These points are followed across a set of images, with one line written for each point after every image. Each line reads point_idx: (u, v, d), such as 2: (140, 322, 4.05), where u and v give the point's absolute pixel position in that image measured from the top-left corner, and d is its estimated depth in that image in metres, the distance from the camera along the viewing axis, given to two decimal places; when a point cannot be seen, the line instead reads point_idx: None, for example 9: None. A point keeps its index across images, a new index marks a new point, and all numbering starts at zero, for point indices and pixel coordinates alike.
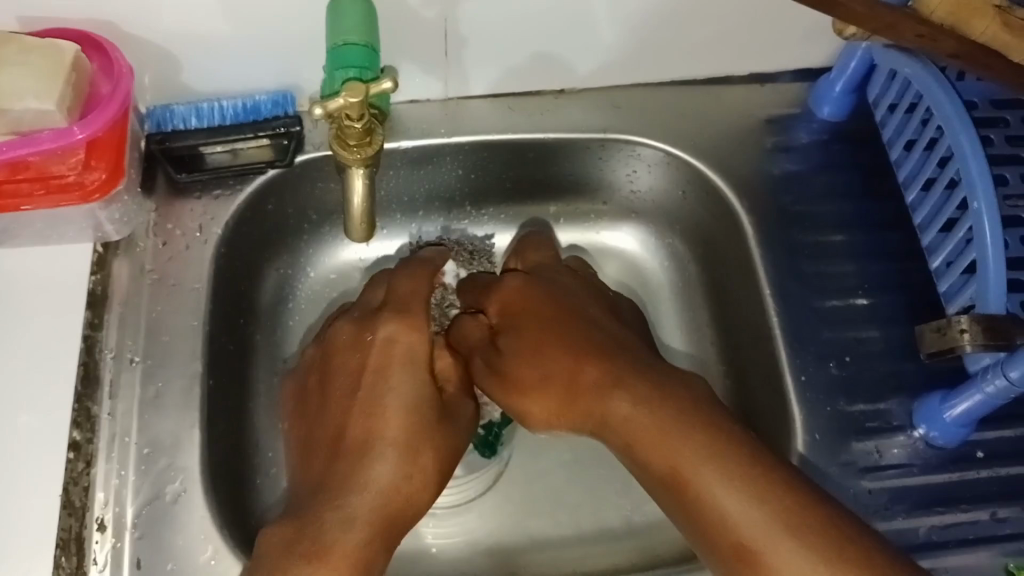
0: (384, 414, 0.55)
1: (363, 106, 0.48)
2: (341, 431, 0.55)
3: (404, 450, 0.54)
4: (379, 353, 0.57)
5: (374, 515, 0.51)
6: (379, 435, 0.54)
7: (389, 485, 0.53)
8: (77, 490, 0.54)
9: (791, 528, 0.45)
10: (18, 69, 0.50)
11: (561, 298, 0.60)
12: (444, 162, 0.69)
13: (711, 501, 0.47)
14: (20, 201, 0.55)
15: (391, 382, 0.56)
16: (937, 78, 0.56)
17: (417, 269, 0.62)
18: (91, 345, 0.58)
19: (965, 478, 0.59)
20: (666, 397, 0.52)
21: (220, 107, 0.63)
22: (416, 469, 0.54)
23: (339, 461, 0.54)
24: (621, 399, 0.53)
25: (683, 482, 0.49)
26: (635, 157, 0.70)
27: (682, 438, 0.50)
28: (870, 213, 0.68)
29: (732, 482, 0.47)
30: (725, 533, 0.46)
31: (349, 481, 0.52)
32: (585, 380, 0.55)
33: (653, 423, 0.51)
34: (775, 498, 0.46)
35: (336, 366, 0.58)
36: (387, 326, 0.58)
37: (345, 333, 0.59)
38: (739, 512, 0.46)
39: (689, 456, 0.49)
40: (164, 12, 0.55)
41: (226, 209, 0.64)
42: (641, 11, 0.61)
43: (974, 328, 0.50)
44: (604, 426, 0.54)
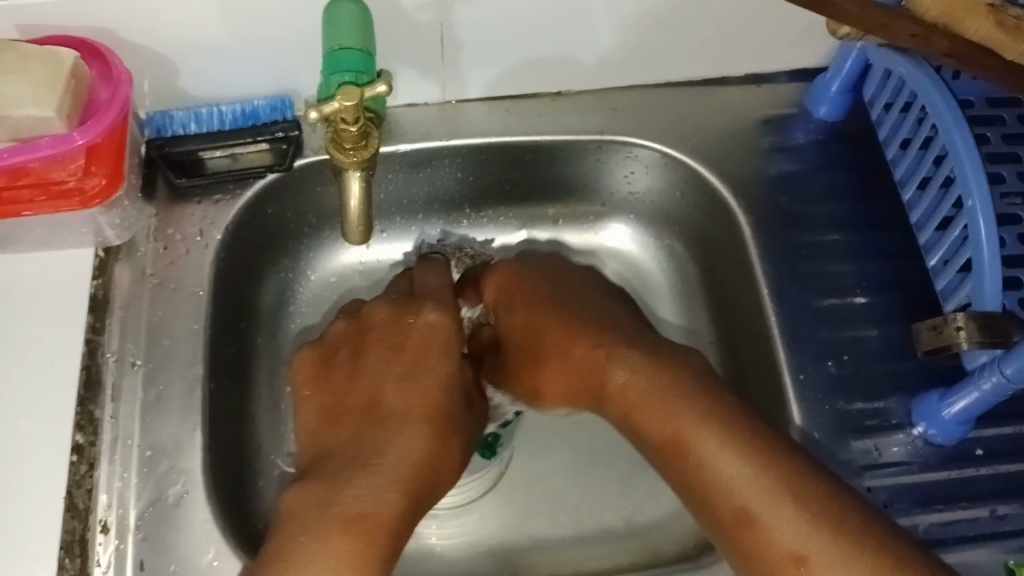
0: (416, 386, 0.56)
1: (358, 109, 0.49)
2: (375, 403, 0.56)
3: (434, 420, 0.55)
4: (422, 331, 0.59)
5: (403, 477, 0.52)
6: (416, 407, 0.55)
7: (417, 449, 0.53)
8: (81, 492, 0.55)
9: (793, 492, 0.48)
10: (17, 76, 0.50)
11: (559, 288, 0.65)
12: (442, 165, 0.69)
13: (716, 464, 0.50)
14: (21, 208, 0.55)
15: (431, 361, 0.58)
16: (931, 77, 0.56)
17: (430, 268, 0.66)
18: (93, 349, 0.58)
19: (964, 476, 0.59)
20: (666, 365, 0.56)
21: (219, 112, 0.63)
22: (444, 441, 0.55)
23: (366, 428, 0.55)
24: (620, 369, 0.57)
25: (685, 446, 0.52)
26: (632, 158, 0.70)
27: (686, 406, 0.53)
28: (868, 212, 0.68)
29: (740, 448, 0.50)
30: (731, 497, 0.49)
31: (377, 445, 0.53)
32: (579, 355, 0.59)
33: (648, 391, 0.55)
34: (781, 463, 0.49)
35: (366, 342, 0.60)
36: (432, 313, 0.60)
37: (382, 315, 0.61)
38: (744, 477, 0.49)
39: (698, 421, 0.52)
40: (163, 17, 0.55)
41: (226, 214, 0.65)
42: (637, 12, 0.61)
43: (970, 325, 0.51)
44: (603, 395, 0.58)
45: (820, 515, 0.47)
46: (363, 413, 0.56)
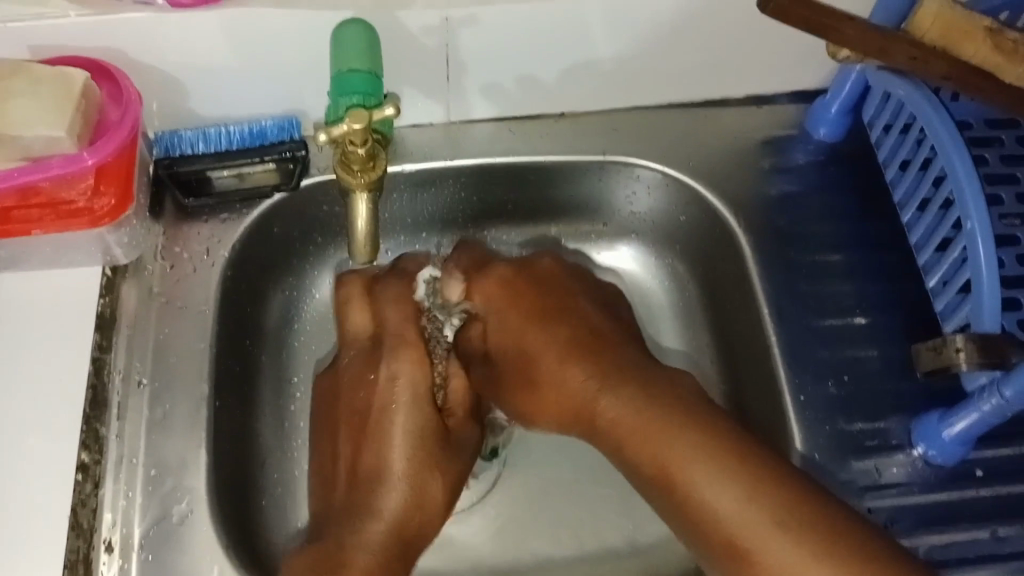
0: (392, 446, 0.58)
1: (367, 131, 0.50)
2: (354, 463, 0.59)
3: (414, 481, 0.58)
4: (382, 389, 0.60)
5: (392, 540, 0.55)
6: (387, 469, 0.58)
7: (402, 511, 0.57)
8: (85, 511, 0.55)
9: (777, 519, 0.47)
10: (29, 100, 0.51)
11: (552, 300, 0.63)
12: (445, 184, 0.70)
13: (699, 495, 0.49)
14: (30, 226, 0.56)
15: (396, 417, 0.59)
16: (931, 100, 0.57)
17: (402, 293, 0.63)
18: (100, 367, 0.59)
19: (964, 497, 0.59)
20: (658, 397, 0.54)
21: (226, 132, 0.64)
22: (425, 498, 0.58)
23: (355, 490, 0.57)
24: (608, 403, 0.56)
25: (675, 479, 0.51)
26: (634, 179, 0.71)
27: (676, 438, 0.52)
28: (867, 233, 0.69)
29: (721, 476, 0.49)
30: (718, 531, 0.48)
31: (365, 508, 0.56)
32: (570, 383, 0.58)
33: (642, 421, 0.53)
34: (769, 493, 0.48)
35: (342, 402, 0.61)
36: (386, 361, 0.60)
37: (352, 371, 0.62)
38: (732, 509, 0.48)
39: (681, 454, 0.51)
40: (172, 40, 0.56)
41: (234, 231, 0.66)
42: (639, 36, 0.62)
43: (969, 346, 0.51)
44: (592, 429, 0.57)
45: (813, 545, 0.46)
46: (350, 475, 0.58)
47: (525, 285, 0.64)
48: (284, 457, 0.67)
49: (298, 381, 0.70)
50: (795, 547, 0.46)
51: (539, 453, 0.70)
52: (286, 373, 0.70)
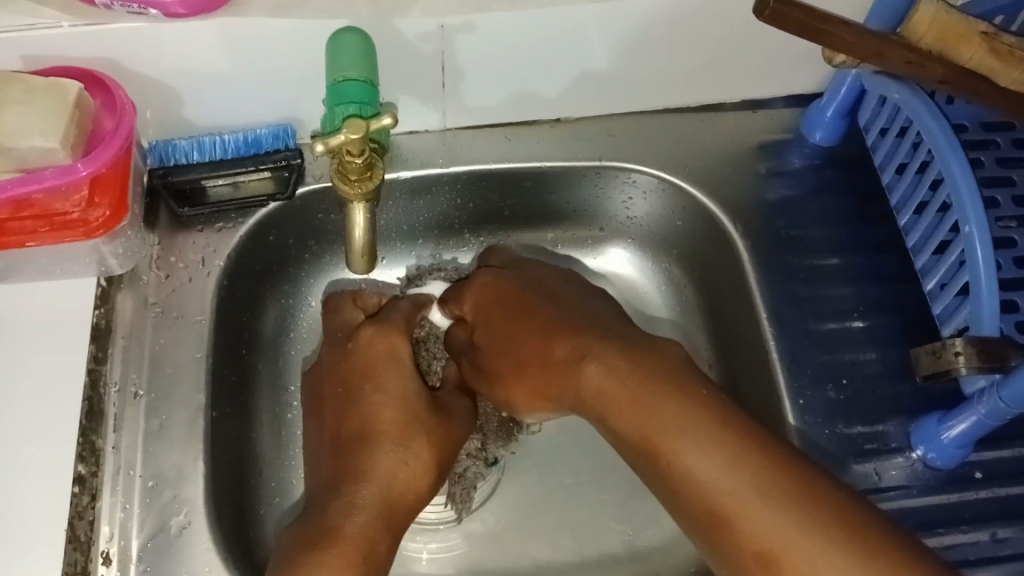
0: (377, 409, 0.58)
1: (363, 142, 0.49)
2: (339, 430, 0.58)
3: (400, 441, 0.57)
4: (363, 354, 0.61)
5: (379, 505, 0.54)
6: (374, 431, 0.57)
7: (391, 471, 0.56)
8: (83, 523, 0.54)
9: (760, 487, 0.46)
10: (26, 108, 0.51)
11: (535, 291, 0.63)
12: (442, 191, 0.70)
13: (681, 463, 0.48)
14: (24, 238, 0.55)
15: (378, 383, 0.59)
16: (926, 104, 0.57)
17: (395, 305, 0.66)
18: (96, 379, 0.58)
19: (964, 499, 0.59)
20: (640, 363, 0.53)
21: (221, 141, 0.64)
22: (413, 459, 0.57)
23: (343, 456, 0.57)
24: (592, 368, 0.54)
25: (658, 447, 0.49)
26: (630, 183, 0.71)
27: (659, 406, 0.50)
28: (863, 236, 0.69)
29: (703, 441, 0.48)
30: (699, 499, 0.47)
31: (352, 471, 0.56)
32: (556, 357, 0.57)
33: (628, 391, 0.52)
34: (754, 460, 0.47)
35: (328, 374, 0.61)
36: (368, 331, 0.62)
37: (331, 351, 0.63)
38: (712, 473, 0.47)
39: (669, 425, 0.49)
40: (165, 50, 0.56)
41: (229, 241, 0.65)
42: (635, 41, 0.62)
43: (968, 350, 0.51)
44: (575, 400, 0.56)
45: (799, 514, 0.45)
46: (342, 440, 0.58)
47: (511, 281, 0.64)
48: (281, 466, 0.67)
49: (294, 391, 0.70)
50: (783, 513, 0.45)
51: (537, 458, 0.70)
52: (283, 382, 0.70)
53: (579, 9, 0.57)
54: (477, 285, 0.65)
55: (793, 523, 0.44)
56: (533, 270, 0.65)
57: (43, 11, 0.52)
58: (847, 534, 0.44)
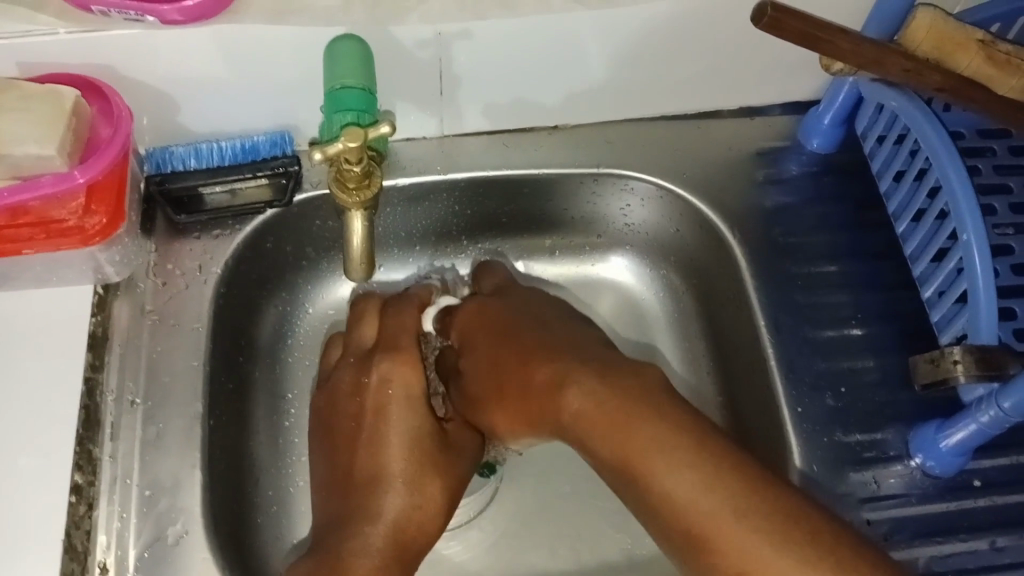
0: (389, 447, 0.58)
1: (362, 150, 0.49)
2: (348, 467, 0.59)
3: (411, 482, 0.58)
4: (376, 389, 0.60)
5: (390, 546, 0.55)
6: (385, 470, 0.58)
7: (401, 512, 0.56)
8: (79, 533, 0.54)
9: (741, 507, 0.46)
10: (22, 116, 0.50)
11: (516, 316, 0.63)
12: (440, 198, 0.70)
13: (663, 487, 0.48)
14: (21, 245, 0.55)
15: (391, 420, 0.59)
16: (924, 111, 0.57)
17: (399, 309, 0.65)
18: (92, 388, 0.58)
19: (962, 507, 0.59)
20: (620, 387, 0.53)
21: (219, 148, 0.64)
22: (424, 498, 0.57)
23: (354, 493, 0.57)
24: (573, 392, 0.54)
25: (639, 473, 0.49)
26: (628, 191, 0.71)
27: (640, 431, 0.50)
28: (862, 243, 0.69)
29: (682, 467, 0.48)
30: (684, 523, 0.47)
31: (363, 511, 0.56)
32: (536, 381, 0.57)
33: (608, 417, 0.52)
34: (736, 482, 0.47)
35: (338, 409, 0.62)
36: (386, 363, 0.61)
37: (346, 381, 0.63)
38: (691, 499, 0.47)
39: (649, 450, 0.49)
40: (162, 57, 0.56)
41: (226, 247, 0.65)
42: (632, 48, 0.62)
43: (967, 358, 0.51)
44: (558, 423, 0.55)
45: (780, 534, 0.45)
46: (351, 473, 0.58)
47: (495, 306, 0.64)
48: (279, 474, 0.67)
49: (291, 398, 0.70)
50: (764, 534, 0.45)
51: (535, 464, 0.70)
52: (281, 389, 0.70)
53: (577, 17, 0.57)
54: (462, 313, 0.65)
55: (770, 547, 0.44)
56: (520, 296, 0.66)
57: (39, 17, 0.52)
58: (823, 554, 0.44)
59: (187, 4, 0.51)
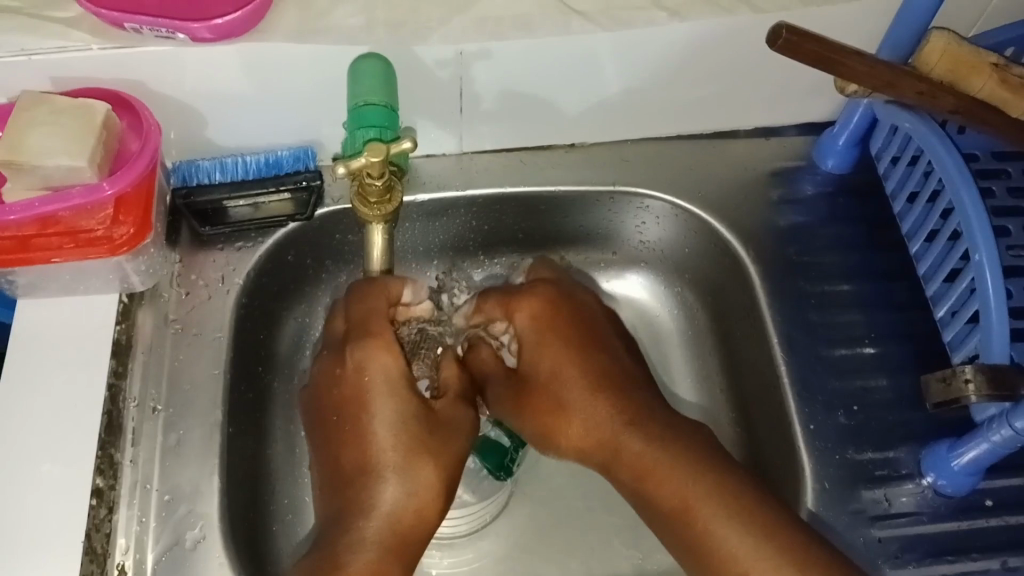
0: (375, 438, 0.53)
1: (384, 165, 0.51)
2: (340, 462, 0.55)
3: (406, 468, 0.53)
4: (355, 380, 0.54)
5: (385, 543, 0.52)
6: (376, 463, 0.53)
7: (398, 505, 0.52)
8: (100, 536, 0.55)
9: (792, 558, 0.49)
10: (50, 130, 0.52)
11: (588, 333, 0.61)
12: (458, 214, 0.71)
13: (711, 530, 0.52)
14: (50, 253, 0.56)
15: (373, 411, 0.54)
16: (937, 133, 0.57)
17: (374, 286, 0.56)
18: (116, 394, 0.59)
19: (974, 527, 0.60)
20: (679, 436, 0.56)
21: (243, 162, 0.65)
22: (419, 486, 0.53)
23: (351, 488, 0.53)
24: (636, 436, 0.56)
25: (690, 513, 0.53)
26: (644, 209, 0.72)
27: (694, 477, 0.53)
28: (875, 263, 0.69)
29: (730, 514, 0.52)
30: (732, 564, 0.50)
31: (356, 506, 0.53)
32: (601, 416, 0.58)
33: (656, 455, 0.55)
34: (779, 536, 0.50)
35: (322, 401, 0.57)
36: (355, 351, 0.55)
37: (323, 370, 0.57)
38: (740, 543, 0.51)
39: (705, 497, 0.52)
40: (191, 75, 0.57)
41: (248, 260, 0.66)
42: (649, 69, 0.63)
43: (978, 379, 0.51)
44: (614, 464, 0.57)
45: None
46: (351, 464, 0.54)
47: (564, 315, 0.61)
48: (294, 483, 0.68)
49: None
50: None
51: (547, 477, 0.71)
52: None
53: (593, 37, 0.58)
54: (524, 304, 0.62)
55: None
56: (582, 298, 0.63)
57: (73, 33, 0.54)
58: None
59: (216, 22, 0.52)
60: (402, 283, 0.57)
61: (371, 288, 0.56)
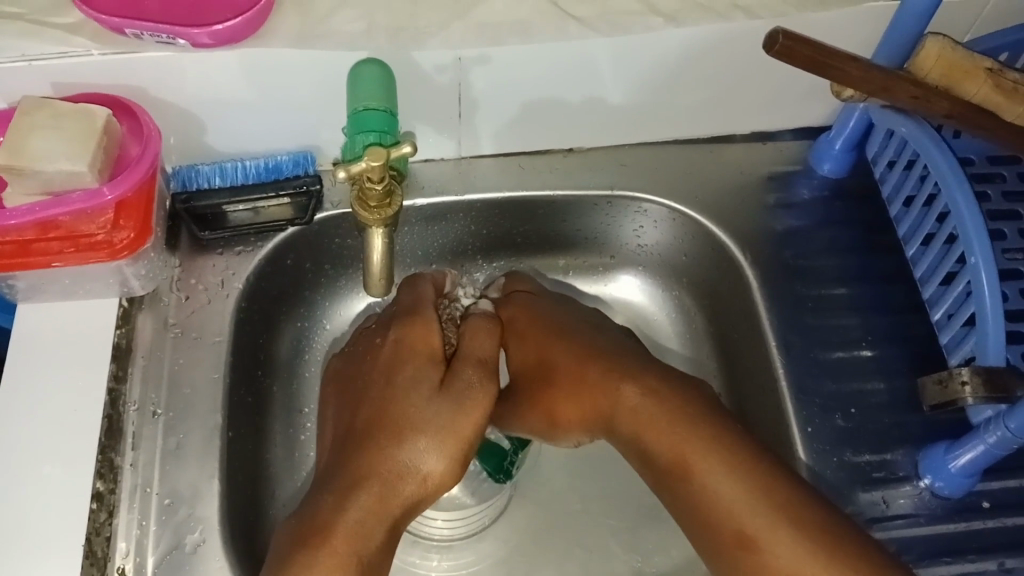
0: (393, 401, 0.55)
1: (384, 169, 0.51)
2: (353, 426, 0.56)
3: (413, 432, 0.54)
4: (390, 352, 0.58)
5: (374, 504, 0.52)
6: (386, 425, 0.55)
7: (399, 468, 0.53)
8: (100, 540, 0.55)
9: (786, 514, 0.50)
10: (50, 132, 0.52)
11: (578, 321, 0.65)
12: (457, 218, 0.71)
13: (707, 482, 0.52)
14: (51, 258, 0.56)
15: (398, 376, 0.56)
16: (933, 137, 0.58)
17: (417, 280, 0.62)
18: (115, 398, 0.60)
19: (971, 529, 0.60)
20: (676, 391, 0.57)
21: (243, 167, 0.65)
22: (425, 451, 0.54)
23: (352, 451, 0.54)
24: (630, 388, 0.58)
25: (688, 466, 0.53)
26: (641, 213, 0.72)
27: (689, 431, 0.54)
28: (871, 267, 0.70)
29: (725, 467, 0.52)
30: (725, 520, 0.51)
31: (356, 468, 0.53)
32: (591, 376, 0.60)
33: (652, 410, 0.56)
34: (775, 493, 0.50)
35: (353, 376, 0.59)
36: (397, 327, 0.59)
37: (362, 346, 0.61)
38: (737, 495, 0.51)
39: (700, 450, 0.53)
40: (193, 81, 0.58)
41: (248, 264, 0.67)
42: (647, 74, 0.63)
43: (974, 380, 0.52)
44: (612, 422, 0.58)
45: (816, 542, 0.48)
46: (360, 431, 0.55)
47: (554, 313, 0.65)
48: (294, 486, 0.68)
49: (308, 412, 0.71)
50: None
51: (546, 479, 0.71)
52: (297, 404, 0.71)
53: (591, 43, 0.59)
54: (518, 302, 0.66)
55: (803, 551, 0.48)
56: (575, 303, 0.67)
57: (73, 39, 0.54)
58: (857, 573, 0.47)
59: (216, 28, 0.52)
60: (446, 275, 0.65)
61: (420, 281, 0.62)
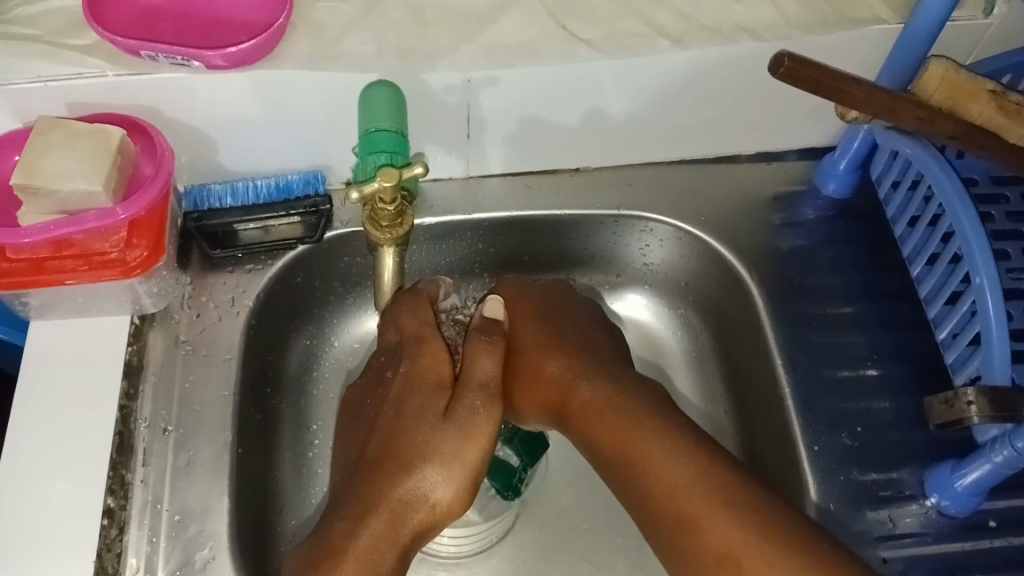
0: (404, 431, 0.55)
1: (396, 189, 0.52)
2: (363, 453, 0.56)
3: (421, 462, 0.54)
4: (400, 382, 0.57)
5: (384, 529, 0.52)
6: (395, 451, 0.55)
7: (410, 495, 0.53)
8: (110, 556, 0.56)
9: (725, 498, 0.50)
10: (66, 154, 0.53)
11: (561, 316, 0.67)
12: (464, 237, 0.72)
13: (652, 467, 0.53)
14: (65, 276, 0.57)
15: (407, 406, 0.56)
16: (937, 158, 0.58)
17: (414, 301, 0.59)
18: (127, 415, 0.60)
19: (978, 547, 0.60)
20: (629, 390, 0.59)
21: (254, 186, 0.66)
22: (435, 480, 0.54)
23: (363, 477, 0.54)
24: (585, 386, 0.60)
25: (634, 455, 0.54)
26: (647, 232, 0.73)
27: (635, 425, 0.56)
28: (876, 286, 0.70)
29: (670, 453, 0.53)
30: (668, 501, 0.51)
31: (365, 494, 0.53)
32: (547, 372, 0.62)
33: (604, 403, 0.58)
34: (728, 484, 0.51)
35: (364, 401, 0.60)
36: (406, 360, 0.58)
37: (370, 374, 0.61)
38: (679, 476, 0.52)
39: (645, 438, 0.55)
40: (204, 103, 0.58)
41: (258, 282, 0.67)
42: (651, 94, 0.64)
43: (980, 400, 0.51)
44: (566, 413, 0.61)
45: (751, 522, 0.49)
46: (371, 459, 0.55)
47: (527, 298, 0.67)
48: (302, 503, 0.68)
49: (317, 429, 0.71)
50: None
51: (553, 497, 0.71)
52: (306, 422, 0.71)
53: (599, 64, 0.59)
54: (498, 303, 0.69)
55: (743, 531, 0.48)
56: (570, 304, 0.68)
57: (89, 60, 0.55)
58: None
59: (231, 50, 0.53)
60: (439, 284, 0.63)
61: (420, 298, 0.60)
